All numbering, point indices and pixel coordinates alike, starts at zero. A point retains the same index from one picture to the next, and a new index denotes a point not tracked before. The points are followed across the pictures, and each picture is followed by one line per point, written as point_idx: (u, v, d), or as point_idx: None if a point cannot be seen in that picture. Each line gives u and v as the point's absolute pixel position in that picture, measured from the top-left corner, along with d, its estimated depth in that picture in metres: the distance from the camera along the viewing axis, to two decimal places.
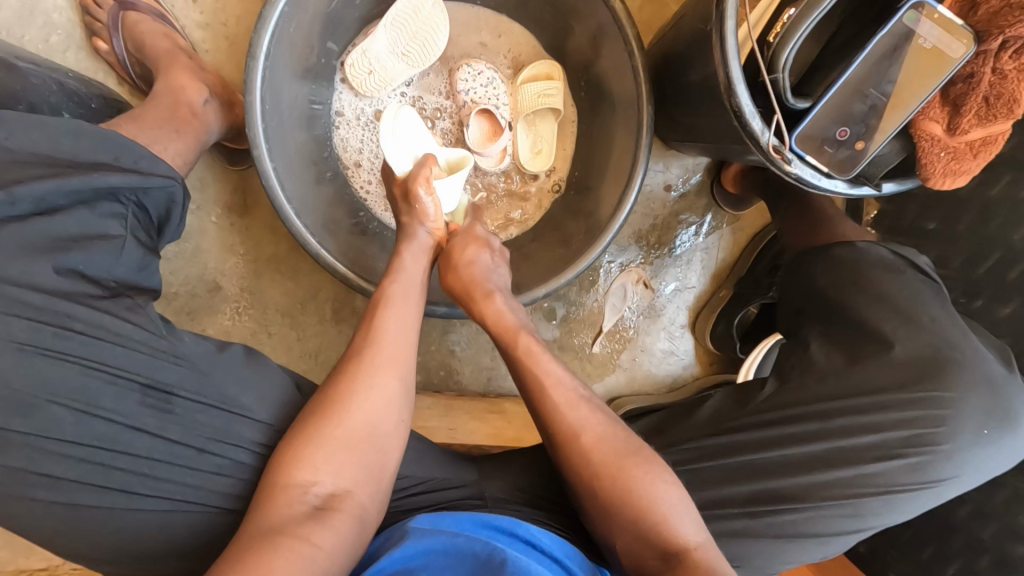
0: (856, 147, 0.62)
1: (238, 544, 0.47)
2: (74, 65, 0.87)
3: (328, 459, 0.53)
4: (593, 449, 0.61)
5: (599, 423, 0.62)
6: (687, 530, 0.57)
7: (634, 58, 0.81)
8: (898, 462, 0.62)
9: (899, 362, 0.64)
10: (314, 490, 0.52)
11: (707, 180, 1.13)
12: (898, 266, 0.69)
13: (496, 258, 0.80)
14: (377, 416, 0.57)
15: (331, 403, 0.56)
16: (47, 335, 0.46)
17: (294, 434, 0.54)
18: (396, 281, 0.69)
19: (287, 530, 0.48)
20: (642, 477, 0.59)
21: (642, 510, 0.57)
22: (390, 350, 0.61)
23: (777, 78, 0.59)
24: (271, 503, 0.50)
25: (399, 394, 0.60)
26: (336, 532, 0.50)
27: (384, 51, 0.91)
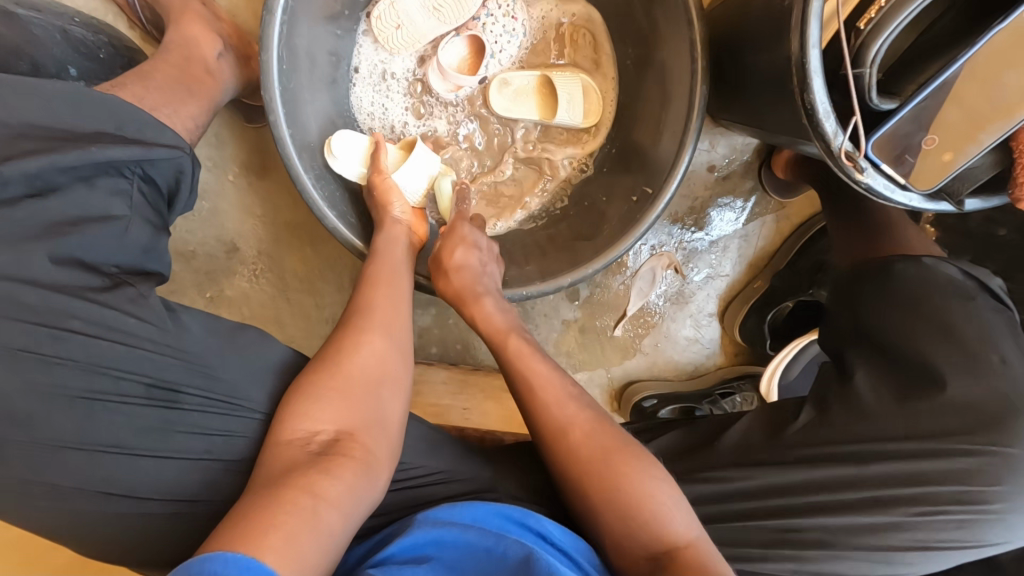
0: (942, 159, 0.54)
1: (248, 495, 0.45)
2: (82, 6, 0.81)
3: (328, 409, 0.52)
4: (578, 447, 0.59)
5: (587, 418, 0.61)
6: (680, 526, 0.55)
7: (693, 28, 0.72)
8: (941, 516, 0.57)
9: (956, 406, 0.58)
10: (317, 439, 0.51)
11: (755, 161, 1.04)
12: (967, 290, 0.62)
13: (485, 257, 0.78)
14: (372, 369, 0.57)
15: (327, 361, 0.56)
16: (42, 338, 0.44)
17: (296, 386, 0.53)
18: (381, 261, 0.69)
19: (291, 482, 0.46)
20: (634, 473, 0.57)
21: (634, 506, 0.55)
22: (381, 312, 0.61)
23: (862, 74, 0.51)
24: (274, 460, 0.49)
25: (394, 351, 0.59)
26: (345, 481, 0.48)
27: (415, 4, 0.83)
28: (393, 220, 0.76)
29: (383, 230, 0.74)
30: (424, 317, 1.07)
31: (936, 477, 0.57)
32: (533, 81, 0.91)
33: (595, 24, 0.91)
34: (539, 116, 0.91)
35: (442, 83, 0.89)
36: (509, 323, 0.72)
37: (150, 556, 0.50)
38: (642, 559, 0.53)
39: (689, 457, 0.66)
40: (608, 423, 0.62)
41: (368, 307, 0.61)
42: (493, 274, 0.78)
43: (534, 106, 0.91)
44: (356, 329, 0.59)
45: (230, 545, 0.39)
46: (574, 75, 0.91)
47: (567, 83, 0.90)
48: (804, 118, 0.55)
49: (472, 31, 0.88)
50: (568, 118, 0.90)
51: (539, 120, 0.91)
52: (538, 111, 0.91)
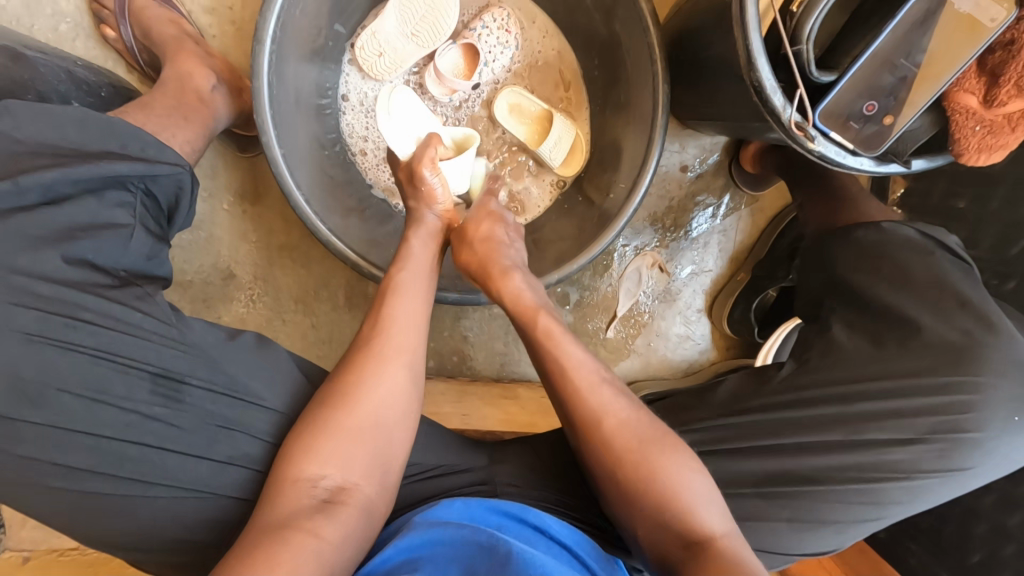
0: (883, 122, 0.59)
1: (248, 538, 0.47)
2: (83, 54, 0.87)
3: (337, 452, 0.54)
4: (616, 435, 0.58)
5: (623, 408, 0.60)
6: (712, 518, 0.54)
7: (649, 33, 0.78)
8: (922, 447, 0.59)
9: (926, 346, 0.61)
10: (323, 483, 0.52)
11: (725, 159, 1.09)
12: (926, 247, 0.66)
13: (511, 233, 0.81)
14: (386, 407, 0.58)
15: (342, 394, 0.57)
16: (57, 325, 0.46)
17: (306, 422, 0.55)
18: (403, 268, 0.70)
19: (294, 524, 0.48)
20: (668, 464, 0.57)
21: (668, 498, 0.55)
22: (399, 339, 0.62)
23: (801, 51, 0.56)
24: (280, 498, 0.51)
25: (408, 384, 0.60)
26: (345, 524, 0.50)
27: (393, 30, 0.89)
28: (428, 225, 0.77)
29: (417, 227, 0.76)
30: None
31: (914, 413, 0.60)
32: (539, 112, 0.97)
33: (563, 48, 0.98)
34: (529, 142, 0.97)
35: (438, 87, 0.95)
36: (537, 301, 0.71)
37: (158, 548, 0.51)
38: (676, 548, 0.53)
39: (681, 414, 0.67)
40: (642, 411, 0.62)
41: (386, 330, 0.62)
42: (520, 251, 0.80)
43: (528, 132, 0.97)
44: (375, 358, 0.60)
45: None
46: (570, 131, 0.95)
47: (560, 126, 0.94)
48: (755, 97, 0.60)
49: (468, 40, 0.93)
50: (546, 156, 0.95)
51: (527, 144, 0.97)
52: (527, 138, 0.97)
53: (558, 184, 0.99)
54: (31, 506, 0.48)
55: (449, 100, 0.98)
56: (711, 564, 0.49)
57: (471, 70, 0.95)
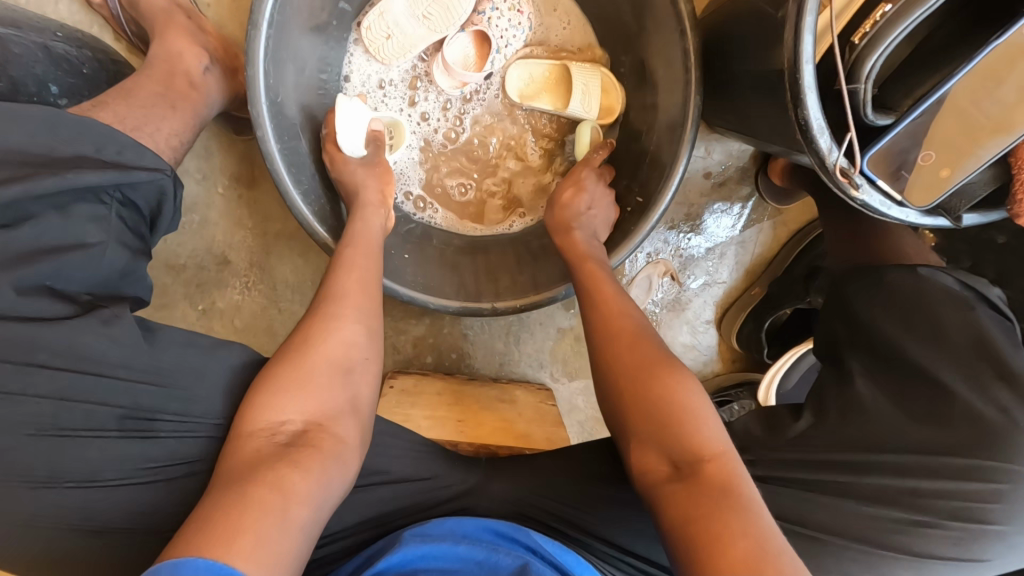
0: (940, 175, 0.52)
1: (208, 496, 0.44)
2: (66, 18, 0.80)
3: (295, 397, 0.51)
4: (623, 352, 0.60)
5: (638, 328, 0.62)
6: (711, 436, 0.52)
7: (686, 39, 0.71)
8: (936, 530, 0.56)
9: (959, 421, 0.57)
10: (283, 429, 0.50)
11: (751, 167, 1.03)
12: (965, 300, 0.61)
13: (596, 199, 0.81)
14: (347, 357, 0.56)
15: (297, 347, 0.55)
16: (9, 372, 0.44)
17: (262, 377, 0.52)
18: (352, 244, 0.67)
19: (251, 474, 0.45)
20: (673, 380, 0.56)
21: (665, 412, 0.54)
22: (356, 300, 0.60)
23: (856, 90, 0.50)
24: (237, 451, 0.48)
25: (366, 337, 0.58)
26: (312, 476, 0.47)
27: (403, 12, 0.81)
28: (369, 204, 0.73)
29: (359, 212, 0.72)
30: (418, 326, 1.07)
31: (933, 494, 0.56)
32: (551, 70, 0.89)
33: (591, 40, 0.90)
34: (550, 105, 0.89)
35: (447, 80, 0.87)
36: (590, 251, 0.75)
37: None
38: (664, 467, 0.52)
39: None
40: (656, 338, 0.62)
41: (339, 290, 0.60)
42: (597, 217, 0.80)
43: (546, 96, 0.89)
44: (331, 317, 0.57)
45: (195, 546, 0.38)
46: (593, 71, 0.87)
47: (585, 74, 0.87)
48: (798, 133, 0.54)
49: (477, 26, 0.85)
50: (580, 108, 0.87)
51: (551, 109, 0.89)
52: (550, 101, 0.89)
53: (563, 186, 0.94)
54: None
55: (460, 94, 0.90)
56: (701, 481, 0.48)
57: (483, 60, 0.87)
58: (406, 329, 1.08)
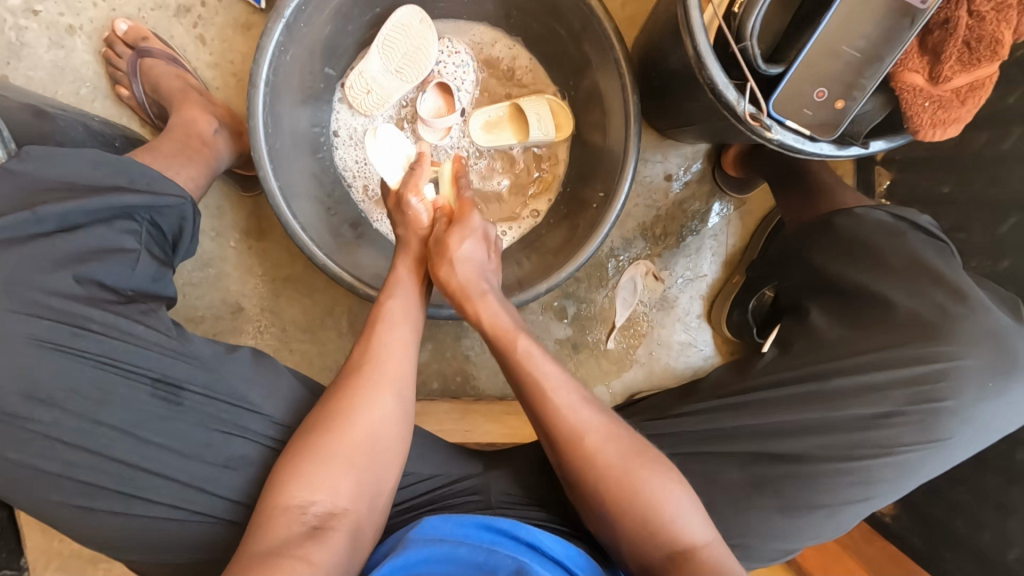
0: (836, 107, 0.61)
1: (240, 565, 0.48)
2: (101, 113, 0.96)
3: (327, 479, 0.56)
4: (597, 453, 0.58)
5: (601, 424, 0.60)
6: (691, 529, 0.55)
7: (616, 51, 0.83)
8: (898, 420, 0.59)
9: (900, 324, 0.61)
10: (313, 509, 0.54)
11: (708, 166, 1.12)
12: (897, 229, 0.66)
13: (484, 252, 0.77)
14: (377, 433, 0.60)
15: (331, 420, 0.59)
16: (65, 333, 0.52)
17: (293, 451, 0.57)
18: (393, 296, 0.72)
19: (285, 551, 0.50)
20: (650, 479, 0.57)
21: (649, 511, 0.55)
22: (389, 367, 0.64)
23: (746, 46, 0.60)
24: (270, 525, 0.52)
25: (396, 410, 0.62)
26: (334, 549, 0.52)
27: (379, 70, 0.95)
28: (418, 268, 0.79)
29: (404, 247, 0.79)
30: (422, 353, 1.12)
31: (890, 385, 0.59)
32: (507, 111, 1.01)
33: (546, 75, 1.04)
34: (515, 139, 1.00)
35: (432, 133, 1.01)
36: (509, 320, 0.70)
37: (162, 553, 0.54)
38: (657, 558, 0.55)
39: (667, 410, 0.68)
40: (619, 424, 0.61)
41: (375, 360, 0.64)
42: (493, 276, 0.77)
43: (510, 132, 1.01)
44: (366, 387, 0.62)
45: None
46: (540, 101, 1.00)
47: (535, 106, 1.00)
48: (710, 94, 0.63)
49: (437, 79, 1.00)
50: (541, 131, 0.98)
51: (518, 141, 1.00)
52: (515, 134, 1.01)
53: (535, 215, 1.04)
54: (50, 504, 0.52)
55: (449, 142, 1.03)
56: None
57: (451, 103, 1.01)
58: None
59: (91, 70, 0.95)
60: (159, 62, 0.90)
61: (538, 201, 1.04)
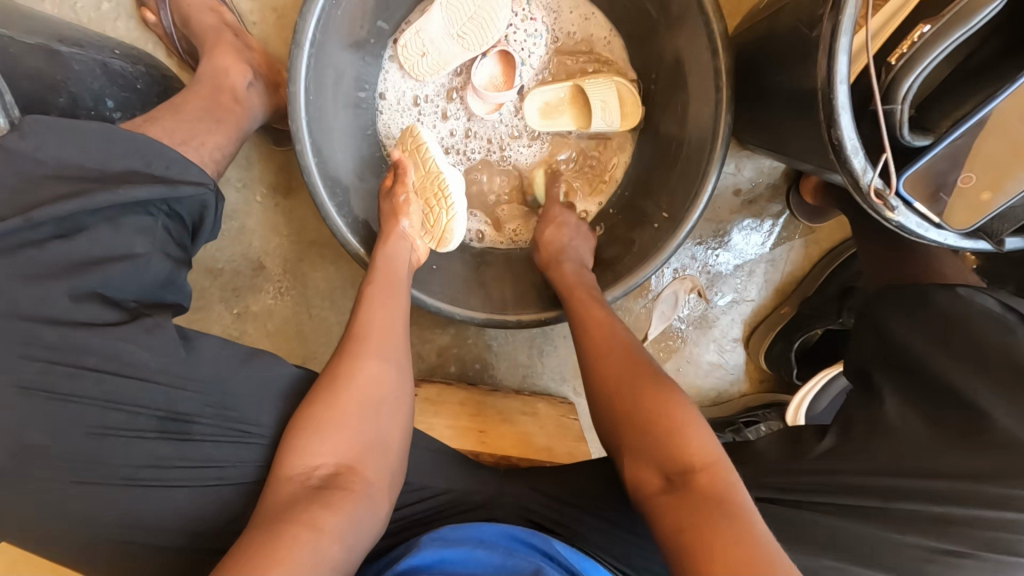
0: (980, 197, 0.52)
1: (243, 536, 0.46)
2: (124, 35, 0.85)
3: (328, 439, 0.53)
4: (617, 372, 0.61)
5: (628, 351, 0.63)
6: (706, 448, 0.52)
7: (718, 55, 0.71)
8: (970, 564, 0.52)
9: (994, 443, 0.53)
10: (316, 472, 0.52)
11: (783, 184, 1.01)
12: (1008, 324, 0.58)
13: (580, 231, 0.84)
14: (372, 390, 0.57)
15: (327, 382, 0.56)
16: (59, 376, 0.46)
17: (295, 415, 0.54)
18: (377, 275, 0.68)
19: (286, 514, 0.47)
20: (666, 400, 0.56)
21: (658, 429, 0.54)
22: (379, 332, 0.62)
23: (893, 110, 0.49)
24: (276, 491, 0.50)
25: (392, 369, 0.59)
26: (336, 508, 0.49)
27: (439, 31, 0.83)
28: (401, 233, 0.74)
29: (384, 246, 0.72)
30: (443, 336, 1.08)
31: (970, 523, 0.53)
32: (567, 93, 0.90)
33: (626, 59, 0.90)
34: (576, 126, 0.90)
35: (480, 105, 0.89)
36: (582, 281, 0.76)
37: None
38: (660, 483, 0.51)
39: None
40: (645, 360, 0.62)
41: (365, 326, 0.62)
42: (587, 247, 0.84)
43: (569, 117, 0.90)
44: (356, 350, 0.59)
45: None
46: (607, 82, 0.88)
47: (601, 90, 0.88)
48: (831, 153, 0.54)
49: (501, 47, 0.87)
50: (607, 122, 0.88)
51: (578, 130, 0.90)
52: (576, 121, 0.90)
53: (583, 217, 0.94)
54: None
55: (499, 116, 0.91)
56: (700, 498, 0.47)
57: (511, 77, 0.89)
58: (431, 338, 1.09)
59: None
60: None
61: (587, 201, 0.94)
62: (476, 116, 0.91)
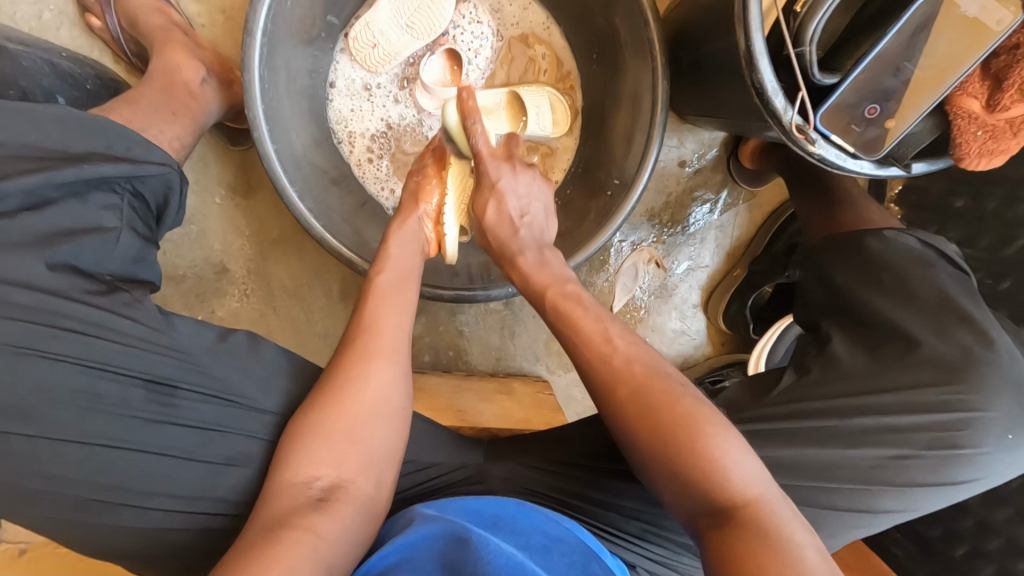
0: (885, 126, 0.58)
1: (242, 542, 0.46)
2: (68, 43, 0.85)
3: (332, 450, 0.53)
4: (635, 389, 0.53)
5: (640, 357, 0.55)
6: (746, 481, 0.47)
7: (650, 28, 0.77)
8: (913, 463, 0.58)
9: (923, 359, 0.59)
10: (317, 483, 0.52)
11: (723, 155, 1.08)
12: (926, 257, 0.65)
13: (529, 187, 0.70)
14: (378, 402, 0.56)
15: (332, 392, 0.55)
16: (37, 346, 0.46)
17: (297, 422, 0.54)
18: (385, 270, 0.66)
19: (290, 522, 0.47)
20: (702, 427, 0.49)
21: (691, 457, 0.48)
22: (385, 336, 0.60)
23: (804, 52, 0.55)
24: (275, 500, 0.50)
25: (399, 382, 0.58)
26: (338, 521, 0.49)
27: (388, 22, 0.86)
28: (416, 214, 0.73)
29: (399, 225, 0.72)
30: (415, 326, 1.09)
31: (912, 428, 0.58)
32: (504, 98, 0.91)
33: (565, 45, 0.97)
34: (509, 127, 0.91)
35: (428, 100, 0.93)
36: (546, 275, 0.65)
37: (155, 552, 0.51)
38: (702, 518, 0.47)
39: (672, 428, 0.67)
40: (663, 365, 0.55)
41: (372, 329, 0.60)
42: (539, 213, 0.70)
43: (503, 119, 0.91)
44: (363, 356, 0.57)
45: None
46: (540, 90, 0.95)
47: (536, 97, 0.93)
48: (756, 98, 0.59)
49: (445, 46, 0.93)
50: (540, 126, 0.93)
51: (509, 131, 0.91)
52: (508, 124, 0.91)
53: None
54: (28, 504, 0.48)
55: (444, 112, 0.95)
56: (742, 535, 0.43)
57: (456, 74, 0.94)
58: None
59: None
60: None
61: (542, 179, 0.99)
62: (422, 109, 0.94)
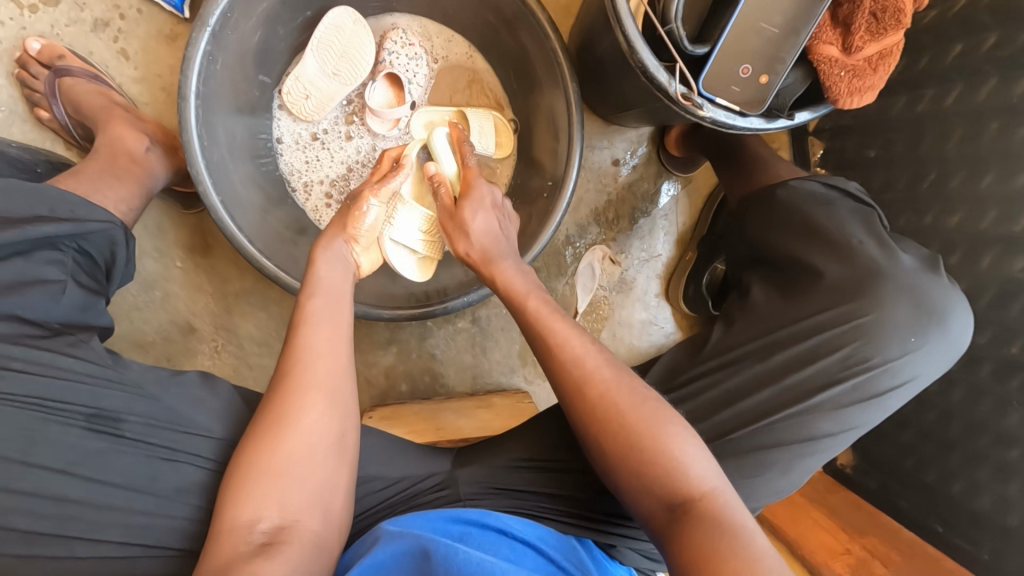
0: (760, 81, 0.63)
1: None
2: (20, 137, 0.90)
3: (271, 494, 0.52)
4: (606, 396, 0.55)
5: (605, 363, 0.57)
6: (698, 475, 0.52)
7: (552, 39, 0.84)
8: (840, 387, 0.63)
9: (825, 289, 0.67)
10: (261, 526, 0.51)
11: (653, 149, 1.14)
12: (827, 198, 0.72)
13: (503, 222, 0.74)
14: (316, 436, 0.55)
15: (267, 429, 0.54)
16: None
17: (236, 465, 0.53)
18: (316, 294, 0.64)
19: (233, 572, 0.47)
20: (665, 431, 0.53)
21: (649, 459, 0.52)
22: (320, 366, 0.58)
23: (671, 28, 0.62)
24: (218, 548, 0.50)
25: (336, 414, 0.57)
26: (285, 562, 0.49)
27: (316, 73, 0.93)
28: (342, 239, 0.71)
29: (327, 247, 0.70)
30: (387, 357, 1.11)
31: (825, 352, 0.64)
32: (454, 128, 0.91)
33: (489, 67, 1.04)
34: None
35: (380, 124, 0.98)
36: (528, 284, 0.66)
37: None
38: (660, 512, 0.51)
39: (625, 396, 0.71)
40: (626, 372, 0.58)
41: (303, 361, 0.58)
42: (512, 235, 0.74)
43: None
44: (295, 391, 0.56)
45: None
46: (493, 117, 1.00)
47: (479, 119, 0.99)
48: (642, 78, 0.64)
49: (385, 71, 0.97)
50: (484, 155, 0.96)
51: None
52: None
53: None
54: None
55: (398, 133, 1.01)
56: (699, 526, 0.47)
57: (401, 95, 0.99)
58: (376, 362, 1.12)
59: (6, 93, 0.90)
60: (79, 80, 0.85)
61: None
62: (377, 134, 1.00)
